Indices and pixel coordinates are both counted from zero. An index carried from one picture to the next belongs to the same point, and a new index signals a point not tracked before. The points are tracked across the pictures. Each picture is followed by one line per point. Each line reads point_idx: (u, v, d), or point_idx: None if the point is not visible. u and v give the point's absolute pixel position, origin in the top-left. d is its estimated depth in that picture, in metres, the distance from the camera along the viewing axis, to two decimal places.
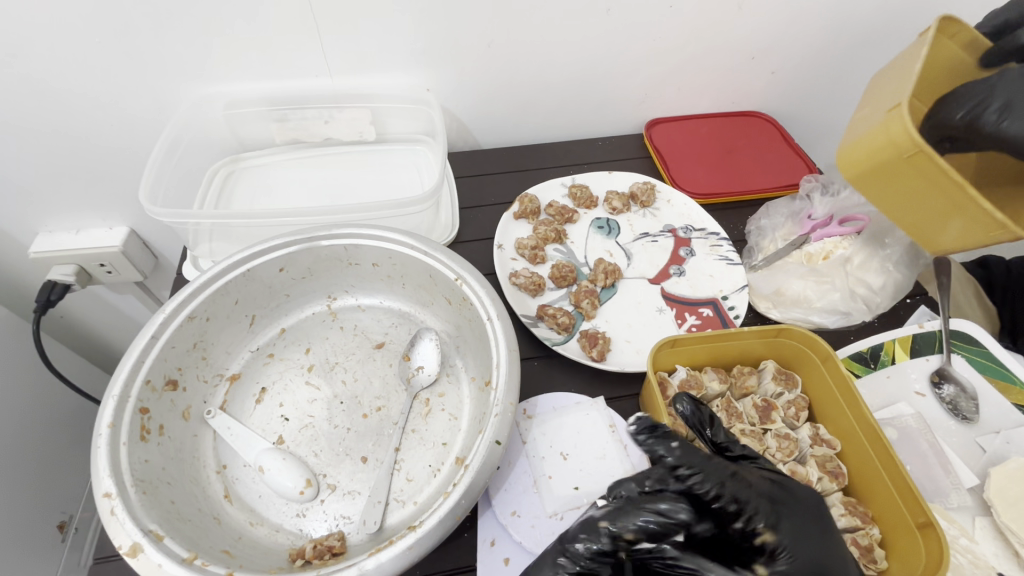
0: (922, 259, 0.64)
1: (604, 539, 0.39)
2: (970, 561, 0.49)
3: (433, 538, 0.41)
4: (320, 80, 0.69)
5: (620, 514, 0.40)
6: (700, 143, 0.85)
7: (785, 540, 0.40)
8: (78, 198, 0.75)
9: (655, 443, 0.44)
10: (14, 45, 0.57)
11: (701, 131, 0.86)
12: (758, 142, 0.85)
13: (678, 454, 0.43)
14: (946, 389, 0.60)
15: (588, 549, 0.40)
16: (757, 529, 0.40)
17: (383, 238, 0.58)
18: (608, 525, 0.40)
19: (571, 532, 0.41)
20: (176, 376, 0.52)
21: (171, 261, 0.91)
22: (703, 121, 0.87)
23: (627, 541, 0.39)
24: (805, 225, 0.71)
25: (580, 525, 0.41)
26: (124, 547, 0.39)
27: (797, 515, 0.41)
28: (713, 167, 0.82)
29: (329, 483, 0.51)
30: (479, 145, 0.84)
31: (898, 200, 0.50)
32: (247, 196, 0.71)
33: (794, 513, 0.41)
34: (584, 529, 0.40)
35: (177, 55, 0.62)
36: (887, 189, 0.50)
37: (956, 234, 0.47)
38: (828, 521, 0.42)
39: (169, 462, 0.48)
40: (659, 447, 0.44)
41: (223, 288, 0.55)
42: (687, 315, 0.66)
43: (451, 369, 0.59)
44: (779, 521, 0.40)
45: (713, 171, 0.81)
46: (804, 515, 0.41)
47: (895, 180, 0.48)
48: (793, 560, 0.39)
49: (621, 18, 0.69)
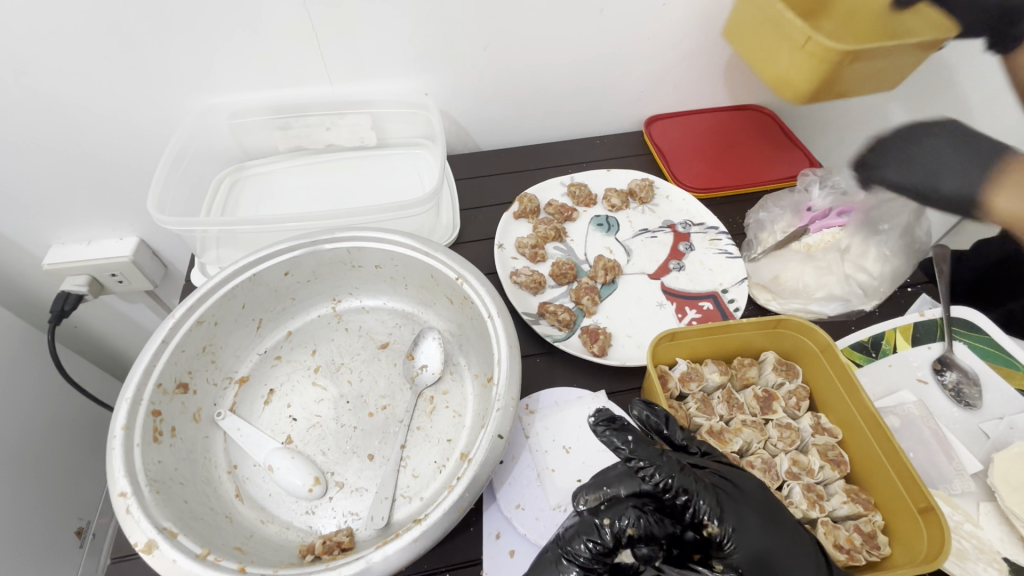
0: (918, 242, 0.67)
1: (605, 536, 0.41)
2: (974, 546, 0.49)
3: (438, 530, 0.41)
4: (322, 87, 0.71)
5: (620, 510, 0.42)
6: (700, 138, 0.85)
7: (729, 531, 0.41)
8: (90, 210, 0.77)
9: (613, 435, 0.44)
10: (26, 62, 0.59)
11: (701, 125, 0.86)
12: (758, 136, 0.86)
13: (633, 447, 0.44)
14: (949, 376, 0.61)
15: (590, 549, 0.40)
16: (702, 521, 0.42)
17: (384, 240, 0.59)
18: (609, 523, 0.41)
19: (568, 535, 0.41)
20: (186, 379, 0.53)
21: (180, 269, 0.93)
22: (702, 116, 0.87)
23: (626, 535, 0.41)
24: (803, 216, 0.71)
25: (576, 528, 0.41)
26: (139, 544, 0.40)
27: (741, 504, 0.43)
28: (713, 162, 0.82)
29: (338, 481, 0.52)
30: (478, 147, 0.85)
31: (767, 53, 0.69)
32: (252, 202, 0.72)
33: (738, 506, 0.42)
34: (583, 530, 0.41)
35: (181, 67, 0.64)
36: (759, 53, 0.70)
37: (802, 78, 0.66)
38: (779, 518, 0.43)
39: (181, 463, 0.49)
40: (615, 441, 0.44)
41: (230, 292, 0.56)
42: (688, 309, 0.67)
43: (454, 367, 0.60)
44: (726, 515, 0.41)
45: (711, 166, 0.82)
46: (755, 511, 0.42)
47: (766, 45, 0.69)
48: (738, 549, 0.41)
49: (615, 17, 0.70)
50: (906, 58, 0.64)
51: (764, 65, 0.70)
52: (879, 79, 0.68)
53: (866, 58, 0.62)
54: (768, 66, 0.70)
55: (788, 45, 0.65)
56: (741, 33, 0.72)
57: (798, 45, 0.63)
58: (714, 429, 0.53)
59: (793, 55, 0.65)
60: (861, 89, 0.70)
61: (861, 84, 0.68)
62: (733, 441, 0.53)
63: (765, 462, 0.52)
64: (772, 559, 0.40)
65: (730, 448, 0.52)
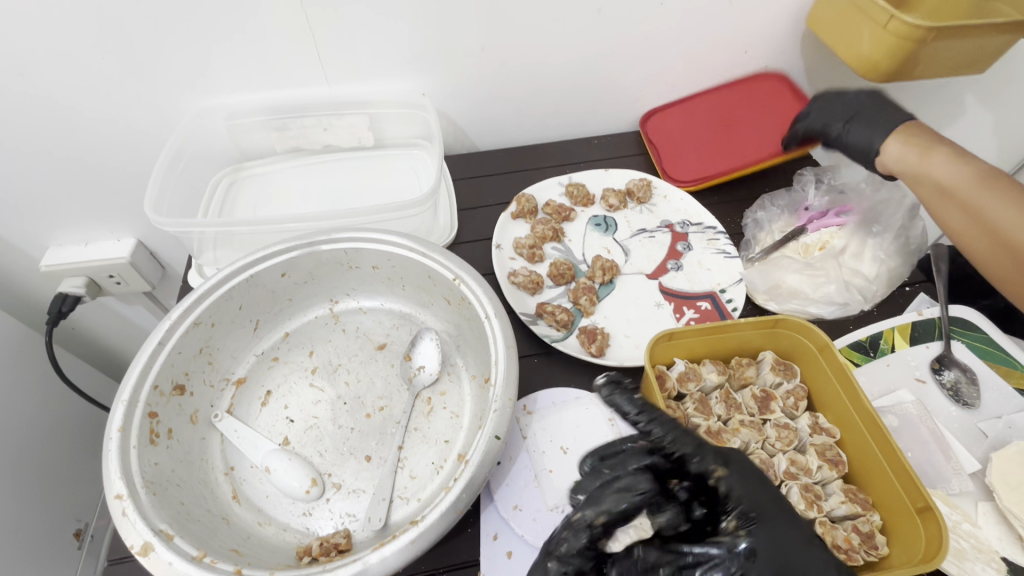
0: (912, 243, 0.68)
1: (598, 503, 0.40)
2: (972, 545, 0.49)
3: (435, 532, 0.41)
4: (319, 88, 0.71)
5: (619, 464, 0.43)
6: (699, 127, 0.83)
7: (734, 475, 0.40)
8: (88, 212, 0.77)
9: (617, 396, 0.48)
10: (23, 65, 0.59)
11: (706, 107, 0.84)
12: (766, 119, 0.82)
13: (635, 410, 0.47)
14: (947, 375, 0.61)
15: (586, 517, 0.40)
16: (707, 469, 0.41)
17: (381, 241, 0.59)
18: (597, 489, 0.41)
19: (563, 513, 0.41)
20: (183, 381, 0.53)
21: (178, 270, 0.93)
22: (700, 100, 0.84)
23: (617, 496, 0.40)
24: (800, 216, 0.73)
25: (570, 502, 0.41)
26: (135, 546, 0.40)
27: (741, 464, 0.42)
28: (713, 153, 0.81)
29: (335, 482, 0.52)
30: (476, 147, 0.85)
31: (847, 31, 0.67)
32: (249, 203, 0.72)
33: (744, 457, 0.42)
34: (575, 502, 0.41)
35: (178, 69, 0.64)
36: (838, 31, 0.69)
37: (880, 55, 0.64)
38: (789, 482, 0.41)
39: (177, 465, 0.49)
40: (619, 405, 0.47)
41: (227, 294, 0.56)
42: (686, 309, 0.67)
43: (452, 368, 0.60)
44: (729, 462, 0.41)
45: (704, 154, 0.81)
46: (762, 463, 0.42)
47: (845, 23, 0.67)
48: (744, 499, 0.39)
49: (612, 17, 0.70)
50: (1000, 36, 0.62)
51: (844, 43, 0.69)
52: (965, 62, 0.66)
53: (961, 33, 0.59)
54: (844, 42, 0.68)
55: (872, 23, 0.63)
56: (823, 24, 0.72)
57: (878, 22, 0.62)
58: (712, 429, 0.53)
59: (872, 33, 0.64)
60: (948, 72, 0.68)
61: (948, 67, 0.67)
62: (731, 441, 0.53)
63: (763, 462, 0.52)
64: (790, 512, 0.38)
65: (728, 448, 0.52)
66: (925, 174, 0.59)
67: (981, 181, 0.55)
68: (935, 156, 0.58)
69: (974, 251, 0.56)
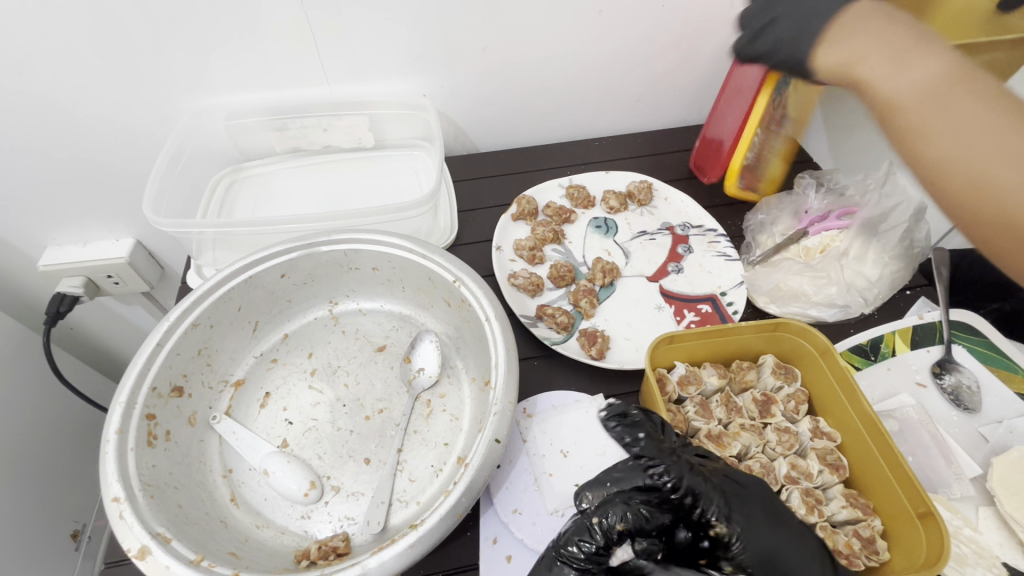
0: (916, 245, 0.67)
1: (596, 536, 0.41)
2: (973, 551, 0.49)
3: (435, 536, 0.41)
4: (319, 88, 0.70)
5: (608, 508, 0.42)
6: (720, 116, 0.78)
7: (736, 531, 0.41)
8: (86, 210, 0.77)
9: (625, 430, 0.51)
10: (22, 64, 0.59)
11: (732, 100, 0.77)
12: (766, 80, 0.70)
13: (643, 444, 0.49)
14: (948, 379, 0.61)
15: (583, 551, 0.41)
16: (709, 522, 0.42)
17: (382, 242, 0.59)
18: (599, 520, 0.41)
19: (564, 537, 0.41)
20: (181, 382, 0.53)
21: (177, 271, 0.92)
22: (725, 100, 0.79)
23: (616, 532, 0.41)
24: (801, 219, 0.72)
25: (570, 530, 0.42)
26: (132, 549, 0.39)
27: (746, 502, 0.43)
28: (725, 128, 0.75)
29: (333, 485, 0.51)
30: (476, 149, 0.85)
31: None
32: (248, 204, 0.72)
33: (745, 505, 0.43)
34: (576, 531, 0.41)
35: (178, 69, 0.64)
36: None
37: None
38: (788, 521, 0.43)
39: (175, 467, 0.49)
40: (626, 436, 0.51)
41: (226, 295, 0.56)
42: (687, 312, 0.66)
43: (452, 371, 0.60)
44: (732, 513, 0.42)
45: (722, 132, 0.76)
46: (759, 509, 0.43)
47: None
48: (746, 548, 0.41)
49: (614, 19, 0.70)
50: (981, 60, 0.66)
51: None
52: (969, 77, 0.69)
53: None
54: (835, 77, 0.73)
55: None
56: None
57: None
58: (713, 433, 0.53)
59: None
60: None
61: None
62: (732, 445, 0.52)
63: (764, 466, 0.52)
64: (782, 560, 0.41)
65: (728, 452, 0.52)
66: (863, 88, 0.42)
67: (936, 93, 0.38)
68: (871, 61, 0.41)
69: (926, 187, 0.39)
